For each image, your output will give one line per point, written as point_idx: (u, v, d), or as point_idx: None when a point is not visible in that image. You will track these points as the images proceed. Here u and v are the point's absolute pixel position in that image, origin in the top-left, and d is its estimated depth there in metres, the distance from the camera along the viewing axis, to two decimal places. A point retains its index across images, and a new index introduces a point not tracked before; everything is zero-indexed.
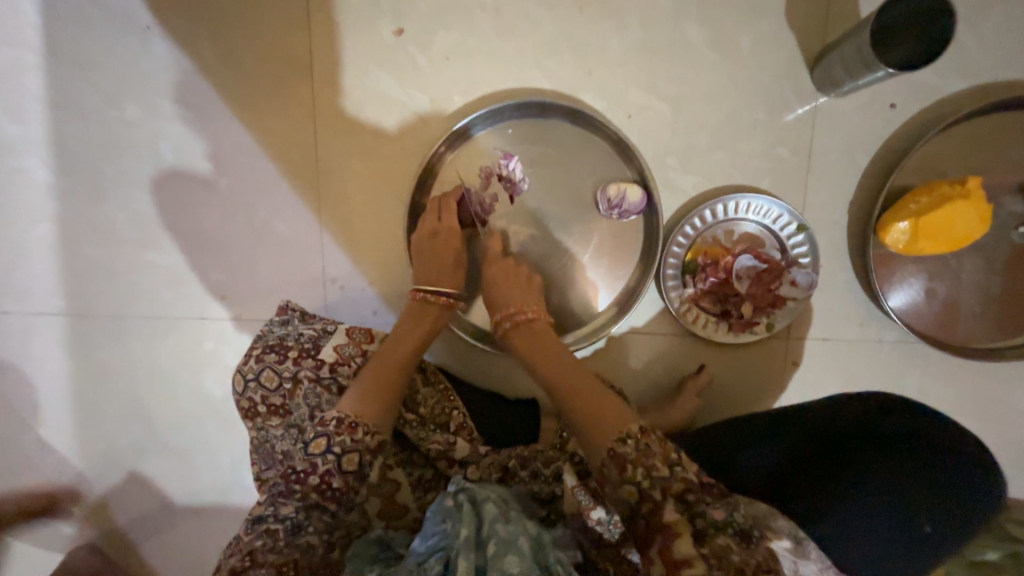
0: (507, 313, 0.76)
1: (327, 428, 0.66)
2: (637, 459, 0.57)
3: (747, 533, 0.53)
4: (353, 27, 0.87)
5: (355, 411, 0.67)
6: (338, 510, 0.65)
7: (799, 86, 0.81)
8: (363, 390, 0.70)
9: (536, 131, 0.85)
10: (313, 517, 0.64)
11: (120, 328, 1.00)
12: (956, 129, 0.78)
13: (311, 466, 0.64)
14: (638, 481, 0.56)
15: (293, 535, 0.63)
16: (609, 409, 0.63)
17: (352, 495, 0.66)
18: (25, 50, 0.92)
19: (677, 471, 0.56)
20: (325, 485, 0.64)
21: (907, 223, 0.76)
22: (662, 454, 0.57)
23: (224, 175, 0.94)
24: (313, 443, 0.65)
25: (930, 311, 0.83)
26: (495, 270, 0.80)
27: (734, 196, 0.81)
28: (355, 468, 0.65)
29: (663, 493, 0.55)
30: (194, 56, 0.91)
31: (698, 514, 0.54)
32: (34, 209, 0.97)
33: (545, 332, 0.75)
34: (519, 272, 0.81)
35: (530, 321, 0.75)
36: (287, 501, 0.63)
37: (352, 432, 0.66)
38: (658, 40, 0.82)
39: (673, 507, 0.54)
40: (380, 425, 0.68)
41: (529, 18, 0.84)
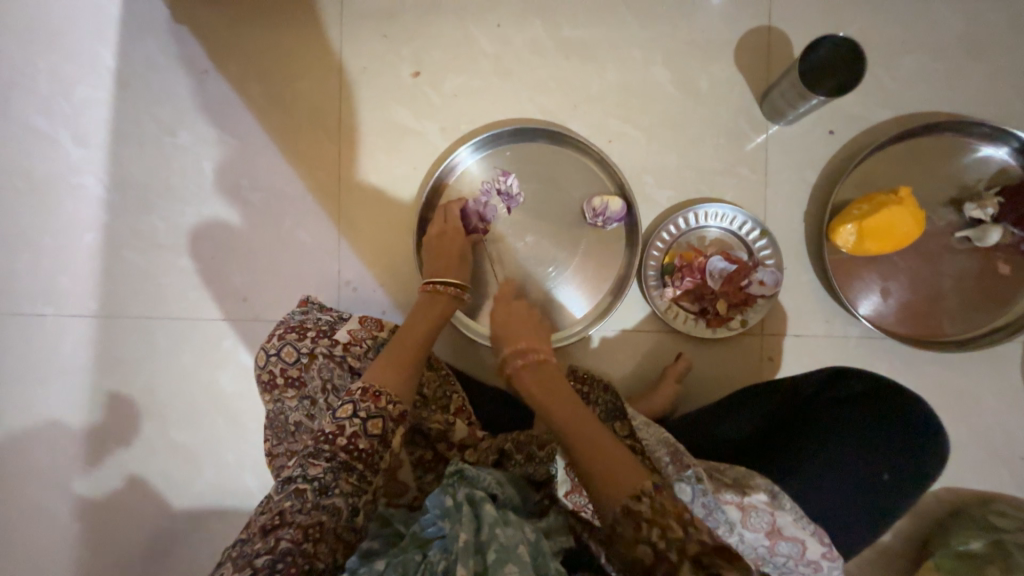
0: (519, 350, 0.83)
1: (354, 395, 0.72)
2: (653, 519, 0.58)
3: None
4: (378, 71, 1.05)
5: (379, 381, 0.74)
6: (365, 471, 0.68)
7: (751, 117, 0.96)
8: (385, 366, 0.77)
9: (530, 153, 0.99)
10: (341, 479, 0.66)
11: (145, 329, 1.08)
12: (888, 149, 0.91)
13: (339, 428, 0.69)
14: (653, 540, 0.57)
15: (321, 496, 0.65)
16: (619, 462, 0.64)
17: (378, 457, 0.70)
18: (100, 89, 1.09)
19: (691, 532, 0.57)
20: (352, 446, 0.68)
21: (853, 226, 0.87)
22: (678, 516, 0.58)
23: (257, 191, 1.07)
24: (341, 409, 0.71)
25: (887, 308, 0.92)
26: (503, 309, 0.90)
27: (702, 206, 0.93)
28: (380, 432, 0.71)
29: (678, 556, 0.56)
30: (242, 94, 1.07)
31: (711, 573, 0.54)
32: (85, 220, 1.09)
33: (555, 375, 0.78)
34: (529, 315, 0.90)
35: (540, 362, 0.79)
36: (316, 462, 0.66)
37: (376, 399, 0.72)
38: (631, 80, 0.98)
39: (689, 571, 0.55)
40: (400, 394, 0.75)
41: (524, 64, 1.01)
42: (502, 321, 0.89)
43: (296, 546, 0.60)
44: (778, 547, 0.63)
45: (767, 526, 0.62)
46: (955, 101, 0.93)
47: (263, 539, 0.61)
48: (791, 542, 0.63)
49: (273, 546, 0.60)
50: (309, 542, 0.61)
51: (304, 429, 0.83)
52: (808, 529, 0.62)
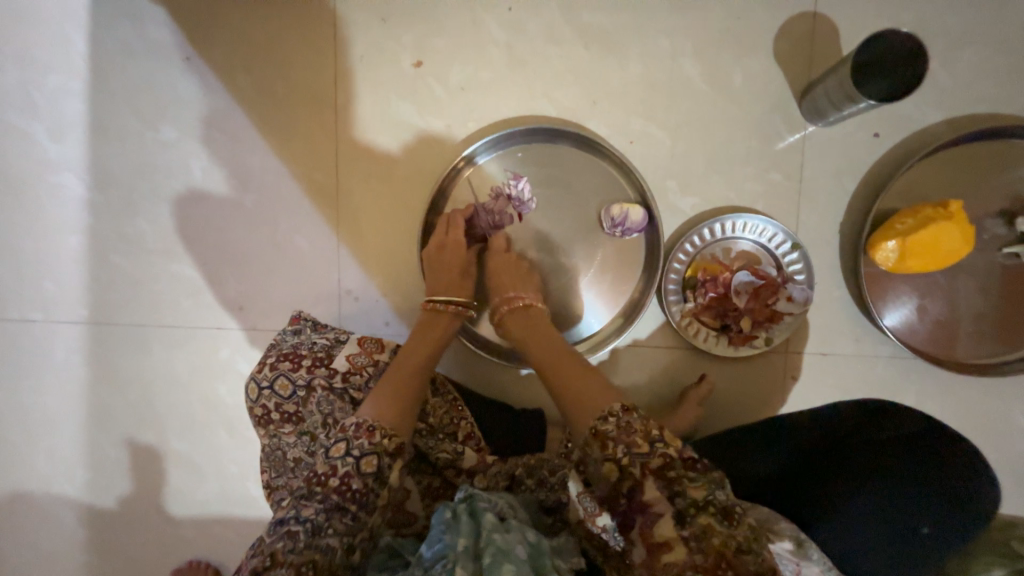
0: (508, 298, 0.84)
1: (347, 433, 0.69)
2: (619, 437, 0.60)
3: (726, 509, 0.56)
4: (377, 59, 0.95)
5: (375, 415, 0.71)
6: (358, 511, 0.65)
7: (788, 117, 0.88)
8: (384, 398, 0.73)
9: (544, 154, 0.91)
10: (334, 519, 0.64)
11: (139, 337, 1.04)
12: (938, 155, 0.83)
13: (331, 469, 0.66)
14: (618, 458, 0.59)
15: (314, 536, 0.62)
16: (598, 392, 0.66)
17: (373, 496, 0.67)
18: (74, 77, 1.00)
19: (658, 448, 0.59)
20: (344, 486, 0.65)
21: (895, 242, 0.80)
22: (644, 433, 0.60)
23: (249, 193, 0.99)
24: (333, 447, 0.68)
25: (922, 327, 0.86)
26: (496, 259, 0.88)
27: (730, 216, 0.86)
28: (373, 470, 0.67)
29: (643, 472, 0.58)
30: (229, 84, 0.98)
31: (678, 492, 0.57)
32: (68, 222, 1.03)
33: (541, 321, 0.81)
34: (522, 266, 0.88)
35: (528, 307, 0.82)
36: (309, 503, 0.64)
37: (370, 436, 0.68)
38: (657, 73, 0.89)
39: (653, 485, 0.58)
40: (397, 428, 0.71)
41: (538, 53, 0.91)
42: (494, 275, 0.87)
43: None
44: None
45: None
46: (1016, 101, 0.84)
47: None
48: None
49: None
50: None
51: (305, 466, 0.79)
52: None
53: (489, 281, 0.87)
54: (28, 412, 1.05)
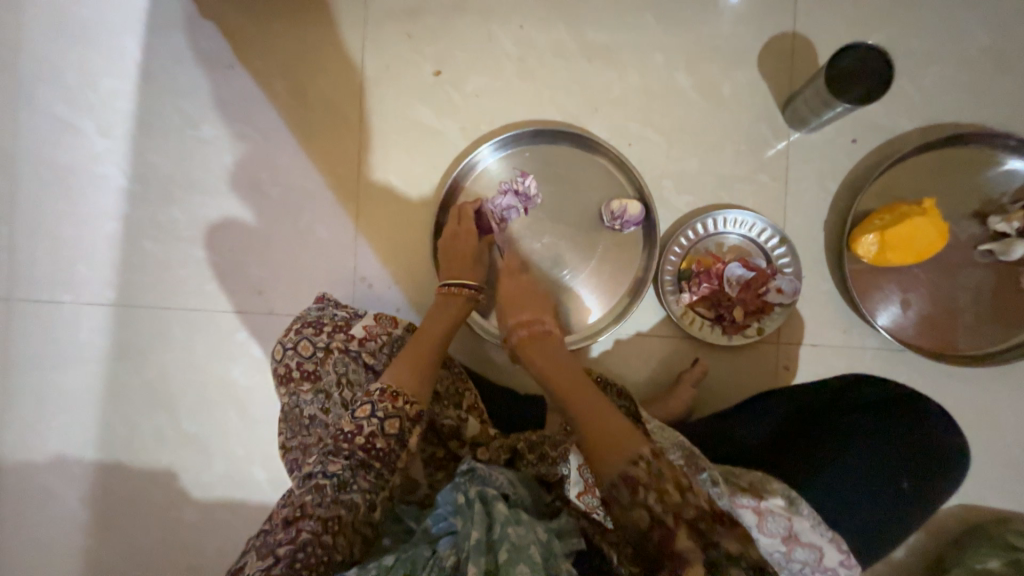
0: (522, 322, 0.83)
1: (372, 396, 0.74)
2: (650, 484, 0.59)
3: (759, 565, 0.54)
4: (400, 68, 1.05)
5: (397, 380, 0.76)
6: (382, 470, 0.70)
7: (773, 124, 0.96)
8: (403, 366, 0.78)
9: (550, 154, 0.99)
10: (359, 476, 0.68)
11: (162, 319, 1.09)
12: (912, 160, 0.90)
13: (358, 428, 0.70)
14: (650, 505, 0.58)
15: (339, 491, 0.66)
16: (626, 431, 0.64)
17: (394, 457, 0.71)
18: (126, 81, 1.11)
19: (689, 496, 0.58)
20: (369, 444, 0.70)
21: (875, 235, 0.86)
22: (677, 481, 0.59)
23: (276, 185, 1.08)
24: (359, 409, 0.73)
25: (907, 319, 0.91)
26: (513, 283, 0.89)
27: (721, 212, 0.93)
28: (396, 432, 0.72)
29: (677, 521, 0.57)
30: (265, 88, 1.08)
31: (711, 542, 0.56)
32: (106, 210, 1.11)
33: (559, 349, 0.80)
34: (538, 289, 0.89)
35: (547, 333, 0.81)
36: (336, 459, 0.68)
37: (394, 400, 0.73)
38: (654, 84, 0.98)
39: (686, 536, 0.56)
40: (418, 395, 0.76)
41: (546, 65, 1.01)
42: (512, 298, 0.87)
43: (317, 537, 0.62)
44: (794, 553, 0.61)
45: (784, 532, 0.61)
46: (981, 113, 0.92)
47: (285, 530, 0.62)
48: (807, 548, 0.61)
49: (294, 536, 0.62)
50: (328, 534, 0.62)
51: (318, 424, 0.82)
52: (826, 536, 0.61)
53: (505, 301, 0.88)
54: (47, 390, 1.09)
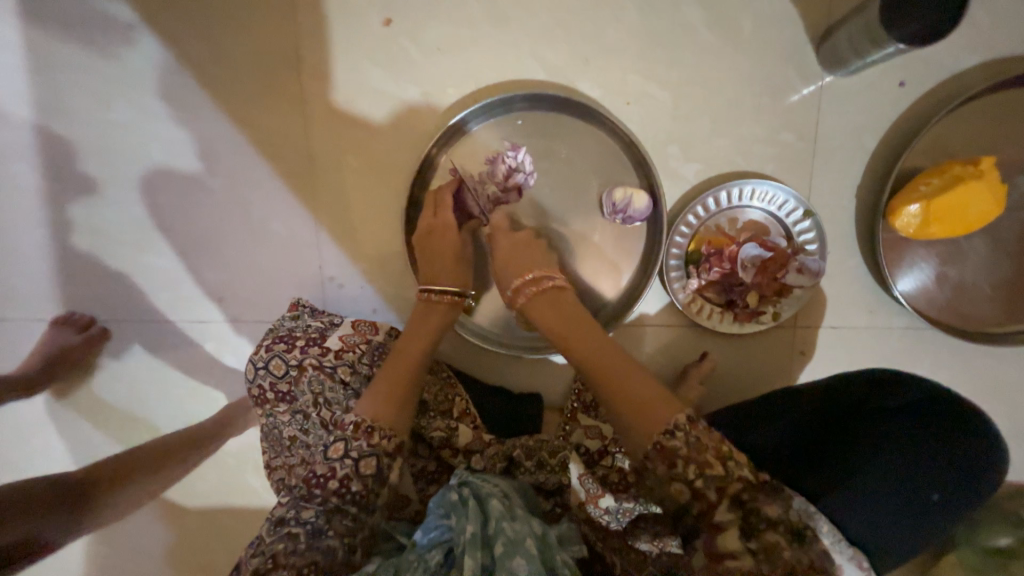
0: (528, 279, 0.73)
1: (346, 432, 0.66)
2: (689, 455, 0.52)
3: (799, 531, 0.50)
4: (342, 17, 0.85)
5: (372, 414, 0.67)
6: (360, 512, 0.64)
7: (803, 68, 0.78)
8: (378, 392, 0.69)
9: (534, 122, 0.83)
10: (334, 521, 0.62)
11: (121, 331, 0.99)
12: (969, 108, 0.75)
13: (331, 470, 0.64)
14: (689, 479, 0.52)
15: (314, 538, 0.61)
16: (654, 394, 0.58)
17: (373, 496, 0.65)
18: (10, 53, 0.90)
19: (732, 468, 0.52)
20: (345, 488, 0.63)
21: (918, 206, 0.73)
22: (717, 450, 0.52)
23: (217, 175, 0.92)
24: (333, 447, 0.65)
25: (941, 295, 0.81)
26: (504, 243, 0.77)
27: (738, 182, 0.79)
28: (374, 472, 0.65)
29: (718, 494, 0.51)
30: (182, 54, 0.89)
31: (751, 511, 0.50)
32: (28, 215, 0.96)
33: (571, 303, 0.71)
34: (536, 245, 0.78)
35: (557, 290, 0.71)
36: (308, 505, 0.64)
37: (369, 436, 0.65)
38: (657, 22, 0.79)
39: (727, 507, 0.51)
40: (397, 427, 0.68)
41: (522, 4, 0.81)
42: (502, 259, 0.76)
43: None
44: None
45: None
46: None
47: None
48: None
49: None
50: None
51: (299, 446, 0.75)
52: (847, 553, 0.54)
53: (500, 267, 0.76)
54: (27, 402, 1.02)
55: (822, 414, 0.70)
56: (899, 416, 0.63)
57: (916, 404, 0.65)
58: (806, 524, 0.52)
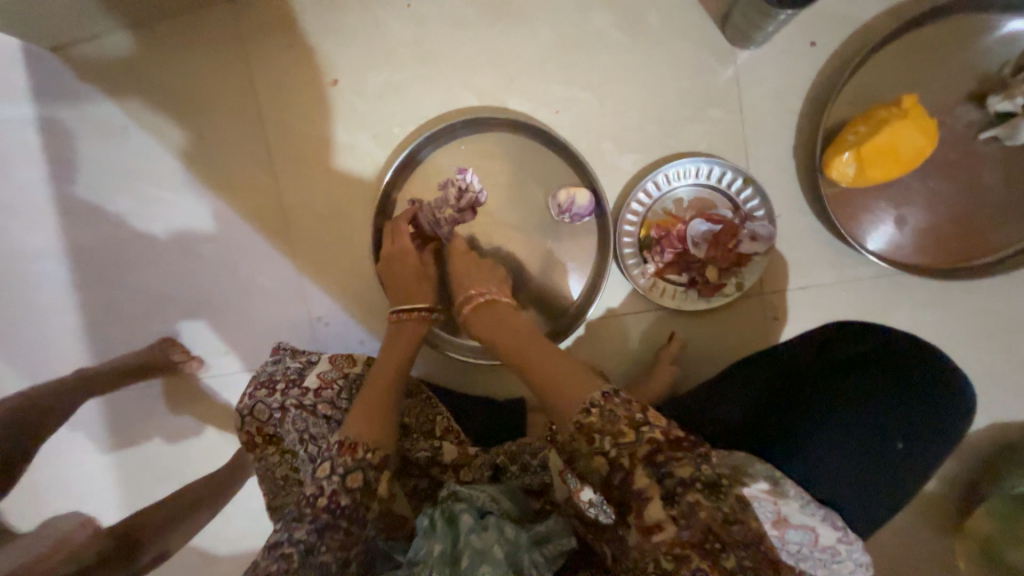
0: (469, 296, 0.79)
1: (330, 452, 0.70)
2: (603, 428, 0.55)
3: (714, 483, 0.51)
4: (295, 85, 0.95)
5: (355, 432, 0.71)
6: (352, 526, 0.67)
7: (714, 48, 0.82)
8: (359, 411, 0.74)
9: (474, 143, 0.89)
10: (326, 537, 0.65)
11: (148, 393, 1.04)
12: (884, 53, 0.76)
13: (319, 489, 0.67)
14: (606, 451, 0.54)
15: (308, 556, 0.62)
16: (571, 377, 0.61)
17: (364, 510, 0.68)
18: (29, 167, 1.01)
19: (643, 433, 0.53)
20: (334, 504, 0.66)
21: (851, 154, 0.73)
22: (628, 419, 0.54)
23: (211, 242, 1.01)
24: (319, 467, 0.69)
25: (902, 238, 0.80)
26: (456, 262, 0.84)
27: (673, 164, 0.82)
28: (361, 485, 0.68)
29: (631, 461, 0.53)
30: (168, 142, 0.99)
31: (666, 473, 0.52)
32: (57, 305, 1.04)
33: (506, 312, 0.76)
34: (479, 261, 0.85)
35: (490, 302, 0.77)
36: (299, 525, 0.64)
37: (353, 452, 0.69)
38: (569, 34, 0.85)
39: (642, 472, 0.53)
40: (380, 442, 0.71)
41: (446, 43, 0.89)
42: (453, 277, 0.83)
43: None
44: (788, 536, 0.55)
45: (771, 519, 0.54)
46: None
47: None
48: (800, 530, 0.55)
49: None
50: None
51: (293, 481, 0.81)
52: (819, 515, 0.54)
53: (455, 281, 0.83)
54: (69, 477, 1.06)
55: (783, 373, 0.69)
56: (868, 363, 0.62)
57: (876, 350, 0.64)
58: (733, 483, 0.53)
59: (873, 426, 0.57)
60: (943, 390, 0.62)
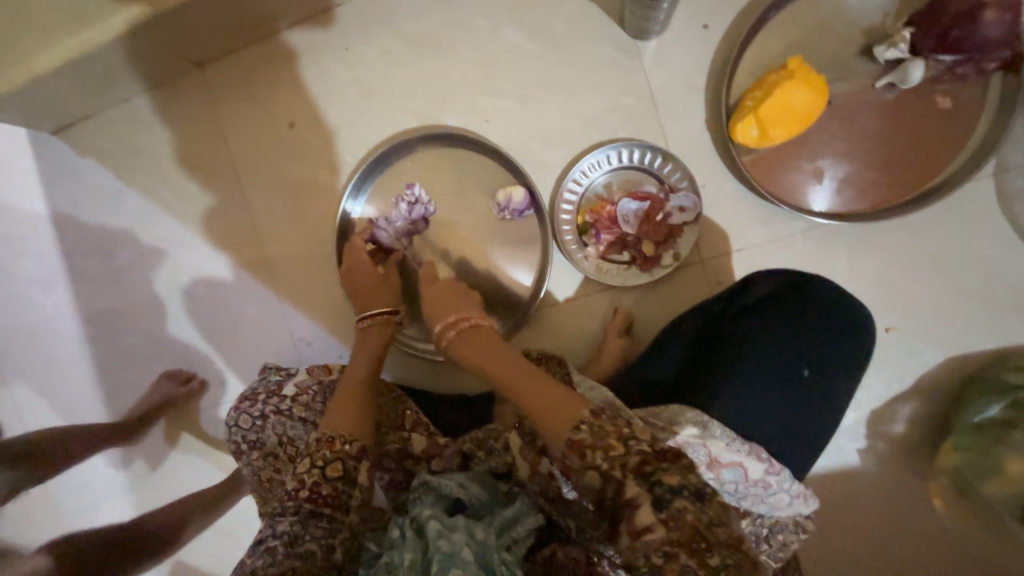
0: (449, 322, 0.73)
1: (310, 447, 0.71)
2: (595, 444, 0.53)
3: (700, 492, 0.52)
4: (258, 132, 1.06)
5: (332, 426, 0.73)
6: (335, 513, 0.67)
7: (617, 44, 0.90)
8: (336, 409, 0.76)
9: (418, 159, 0.97)
10: (310, 527, 0.65)
11: (157, 429, 1.12)
12: (766, 29, 0.84)
13: (299, 483, 0.68)
14: (600, 465, 0.53)
15: (291, 546, 0.63)
16: (564, 400, 0.58)
17: (346, 497, 0.69)
18: (43, 238, 1.12)
19: (633, 445, 0.53)
20: (315, 494, 0.67)
21: (750, 118, 0.80)
22: (618, 431, 0.54)
23: (199, 283, 1.09)
24: (299, 464, 0.70)
25: (822, 189, 0.84)
26: (435, 292, 0.80)
27: (595, 152, 0.89)
28: (340, 474, 0.69)
29: (623, 472, 0.52)
30: (155, 198, 1.10)
31: (656, 481, 0.52)
32: (73, 359, 1.12)
33: (491, 337, 0.71)
34: (461, 290, 0.80)
35: (474, 326, 0.72)
36: (283, 518, 0.65)
37: (331, 444, 0.71)
38: (488, 51, 0.95)
39: (634, 482, 0.52)
40: (356, 431, 0.73)
41: (383, 76, 1.00)
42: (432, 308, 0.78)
43: None
44: (723, 476, 0.62)
45: (705, 459, 0.60)
46: None
47: None
48: (731, 468, 0.61)
49: None
50: None
51: (276, 484, 0.87)
52: (743, 450, 0.61)
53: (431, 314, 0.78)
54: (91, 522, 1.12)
55: (703, 335, 0.77)
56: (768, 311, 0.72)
57: (792, 303, 0.71)
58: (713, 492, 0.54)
59: (784, 368, 0.68)
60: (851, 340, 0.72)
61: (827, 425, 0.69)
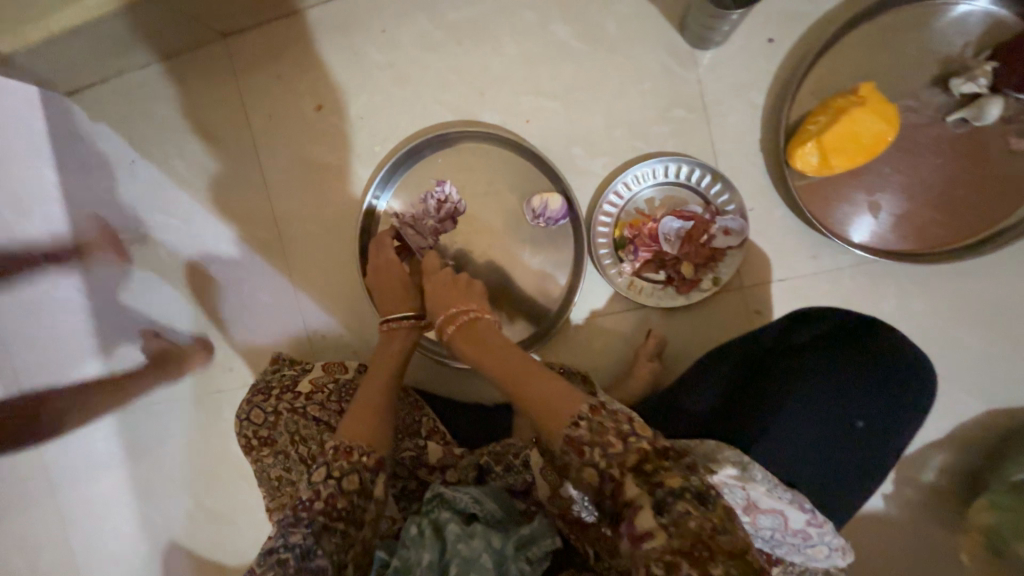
0: (449, 315, 0.73)
1: (326, 456, 0.67)
2: (591, 440, 0.51)
3: (704, 493, 0.47)
4: (283, 111, 1.01)
5: (350, 436, 0.70)
6: (349, 528, 0.63)
7: (673, 52, 0.85)
8: (354, 415, 0.73)
9: (452, 156, 0.92)
10: (324, 540, 0.61)
11: (158, 412, 1.08)
12: (834, 50, 0.80)
13: (314, 493, 0.64)
14: (597, 462, 0.51)
15: (304, 560, 0.59)
16: (560, 396, 0.56)
17: (361, 511, 0.65)
18: (51, 205, 1.06)
19: (632, 442, 0.50)
20: (330, 507, 0.63)
21: (812, 143, 0.76)
22: (617, 429, 0.51)
23: (211, 264, 1.05)
24: (315, 473, 0.66)
25: (876, 224, 0.80)
26: (433, 282, 0.80)
27: (641, 165, 0.84)
28: (357, 487, 0.66)
29: (620, 471, 0.50)
30: (171, 172, 1.05)
31: (655, 482, 0.48)
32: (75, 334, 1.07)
33: (490, 331, 0.70)
34: (461, 280, 0.79)
35: (472, 320, 0.72)
36: (296, 527, 0.61)
37: (349, 455, 0.67)
38: (534, 47, 0.89)
39: (633, 483, 0.49)
40: (374, 442, 0.70)
41: (420, 63, 0.94)
42: (432, 298, 0.78)
43: None
44: (760, 521, 0.58)
45: (742, 503, 0.57)
46: None
47: None
48: (769, 514, 0.57)
49: None
50: None
51: (285, 482, 0.85)
52: (786, 498, 0.56)
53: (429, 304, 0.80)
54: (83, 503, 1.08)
55: (747, 364, 0.72)
56: (816, 349, 0.68)
57: (825, 336, 0.69)
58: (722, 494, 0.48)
59: (831, 411, 0.65)
60: (903, 375, 0.67)
61: (863, 475, 0.66)
